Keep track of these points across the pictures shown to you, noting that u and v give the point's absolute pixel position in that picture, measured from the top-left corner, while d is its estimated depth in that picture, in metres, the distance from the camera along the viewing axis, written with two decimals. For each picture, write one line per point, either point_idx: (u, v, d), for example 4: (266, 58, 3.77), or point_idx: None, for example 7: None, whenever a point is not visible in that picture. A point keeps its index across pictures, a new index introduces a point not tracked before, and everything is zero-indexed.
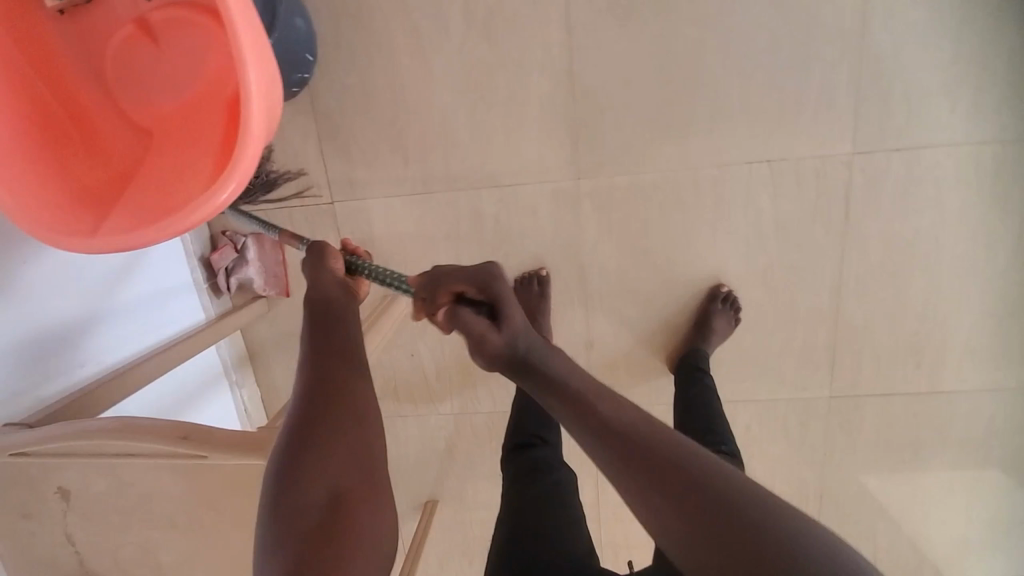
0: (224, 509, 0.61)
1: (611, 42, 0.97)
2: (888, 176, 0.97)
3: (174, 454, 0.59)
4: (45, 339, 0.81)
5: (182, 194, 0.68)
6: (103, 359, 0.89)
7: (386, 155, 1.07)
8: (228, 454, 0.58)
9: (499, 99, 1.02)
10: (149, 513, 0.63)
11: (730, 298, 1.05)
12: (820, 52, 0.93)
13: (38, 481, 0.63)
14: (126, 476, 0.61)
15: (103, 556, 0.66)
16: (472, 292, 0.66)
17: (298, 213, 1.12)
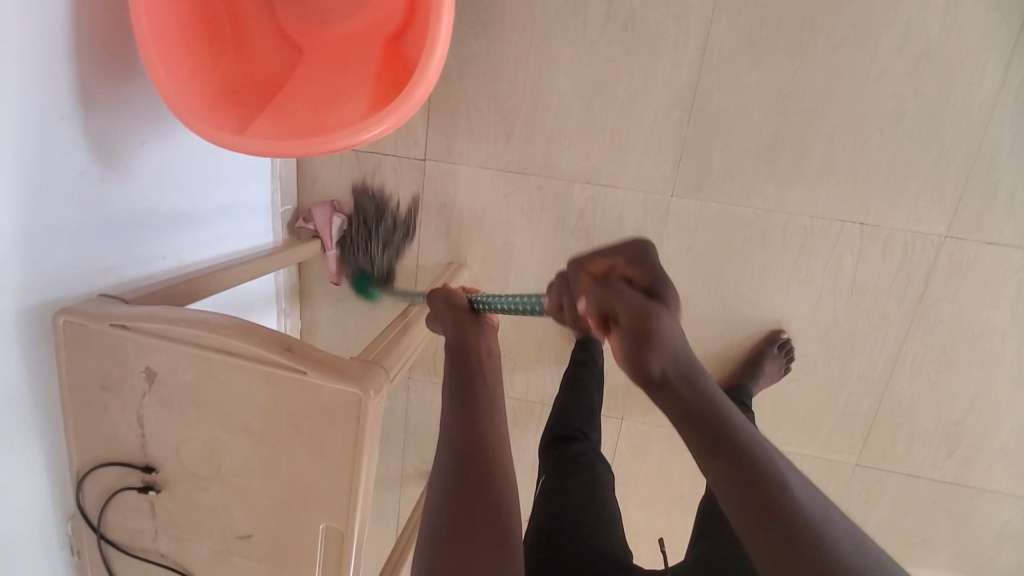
0: (303, 430, 0.61)
1: (742, 73, 0.99)
2: (975, 266, 0.98)
3: (274, 363, 0.59)
4: (145, 224, 0.82)
5: (333, 119, 0.71)
6: (183, 259, 0.90)
7: (490, 126, 1.08)
8: (328, 379, 0.58)
9: (617, 99, 1.03)
10: (225, 416, 0.63)
11: (786, 346, 1.06)
12: (940, 131, 0.95)
13: (130, 356, 0.63)
14: (218, 373, 0.61)
15: (167, 446, 0.66)
16: (621, 268, 0.56)
17: (387, 162, 1.12)
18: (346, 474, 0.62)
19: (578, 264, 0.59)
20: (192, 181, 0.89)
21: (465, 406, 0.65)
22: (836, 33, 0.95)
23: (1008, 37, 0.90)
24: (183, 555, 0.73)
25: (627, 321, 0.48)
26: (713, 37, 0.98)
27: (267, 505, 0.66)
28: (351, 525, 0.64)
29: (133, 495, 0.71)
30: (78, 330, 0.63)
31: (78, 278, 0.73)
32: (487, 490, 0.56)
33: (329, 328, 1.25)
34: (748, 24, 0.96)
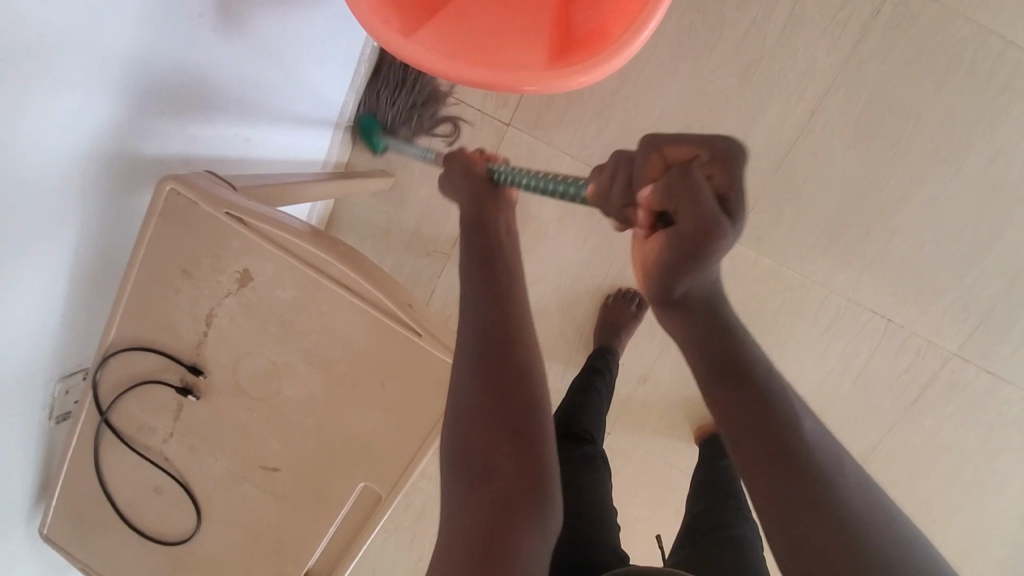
0: (390, 388, 0.62)
1: (838, 148, 1.02)
2: (966, 388, 1.07)
3: (392, 317, 0.60)
4: (231, 103, 0.75)
5: (502, 61, 0.67)
6: (250, 150, 0.84)
7: (585, 115, 1.06)
8: (441, 351, 0.59)
9: (715, 132, 1.04)
10: (311, 349, 0.62)
11: None
12: (986, 261, 1.02)
13: (228, 253, 0.59)
14: (322, 303, 0.60)
15: (228, 353, 0.63)
16: (704, 165, 0.43)
17: (467, 115, 1.08)
18: (414, 441, 0.64)
19: (651, 143, 0.45)
20: (287, 69, 0.83)
21: (489, 333, 0.53)
22: (933, 141, 0.99)
23: None
24: (192, 465, 0.69)
25: (679, 241, 0.43)
26: (825, 105, 1.00)
27: (315, 447, 0.66)
28: (395, 493, 0.65)
29: (162, 390, 0.66)
30: (181, 204, 0.57)
31: (148, 142, 0.66)
32: (512, 444, 0.48)
33: None
34: (861, 104, 0.99)
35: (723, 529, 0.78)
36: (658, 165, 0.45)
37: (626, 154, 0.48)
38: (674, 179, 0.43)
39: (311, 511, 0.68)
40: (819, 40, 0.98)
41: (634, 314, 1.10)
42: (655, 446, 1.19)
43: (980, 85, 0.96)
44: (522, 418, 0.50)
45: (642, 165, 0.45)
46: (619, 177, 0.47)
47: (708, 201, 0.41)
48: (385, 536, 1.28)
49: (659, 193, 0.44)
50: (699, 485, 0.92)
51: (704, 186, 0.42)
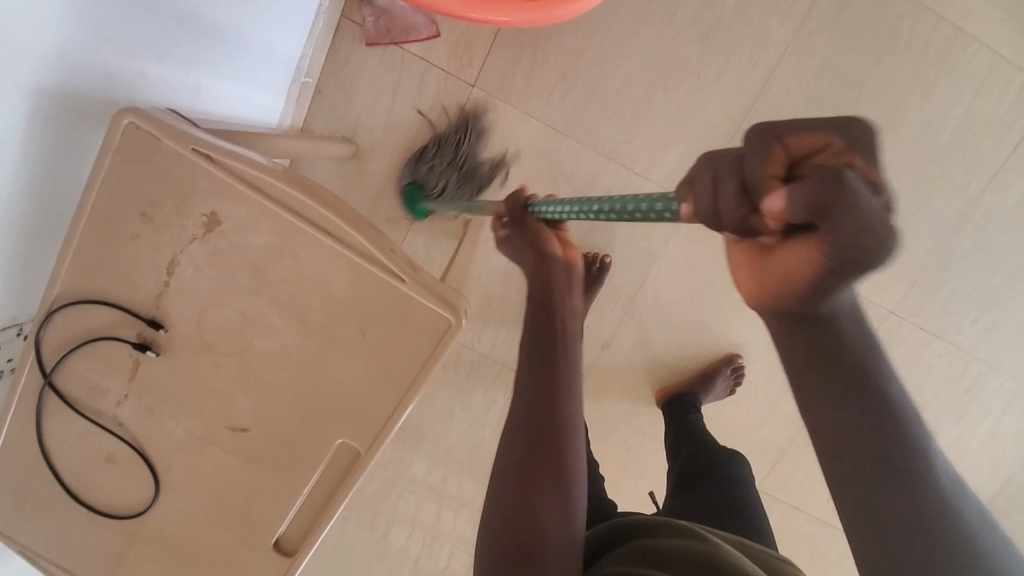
0: (372, 339, 0.61)
1: (789, 114, 1.06)
2: (902, 342, 1.15)
3: (374, 263, 0.59)
4: (188, 44, 0.70)
5: None
6: (198, 99, 0.78)
7: (550, 79, 1.05)
8: (427, 299, 0.59)
9: (675, 98, 1.06)
10: (286, 298, 0.60)
11: (738, 370, 1.16)
12: (922, 223, 1.09)
13: (194, 196, 0.56)
14: (298, 249, 0.58)
15: (193, 304, 0.60)
16: (841, 155, 0.32)
17: (431, 75, 1.05)
18: (397, 391, 0.62)
19: (769, 131, 0.34)
20: (246, 16, 0.77)
21: (539, 414, 0.64)
22: (875, 109, 1.05)
23: (996, 163, 1.06)
24: (149, 430, 0.64)
25: (829, 267, 0.34)
26: (778, 73, 1.04)
27: (290, 404, 0.63)
28: (375, 448, 0.64)
29: (115, 347, 0.61)
30: (142, 139, 0.54)
31: (101, 79, 0.61)
32: (550, 502, 0.59)
33: None
34: (810, 73, 1.04)
35: (712, 473, 0.88)
36: (780, 161, 0.33)
37: (725, 155, 0.36)
38: (813, 189, 0.31)
39: (284, 473, 0.65)
40: (773, 10, 1.02)
41: (594, 277, 1.09)
42: (619, 409, 1.21)
43: (918, 57, 1.03)
44: (552, 476, 0.61)
45: (758, 163, 0.33)
46: (727, 183, 0.35)
47: (879, 210, 0.31)
48: (346, 515, 1.25)
49: (791, 204, 0.32)
50: (677, 458, 0.98)
51: (866, 191, 0.30)
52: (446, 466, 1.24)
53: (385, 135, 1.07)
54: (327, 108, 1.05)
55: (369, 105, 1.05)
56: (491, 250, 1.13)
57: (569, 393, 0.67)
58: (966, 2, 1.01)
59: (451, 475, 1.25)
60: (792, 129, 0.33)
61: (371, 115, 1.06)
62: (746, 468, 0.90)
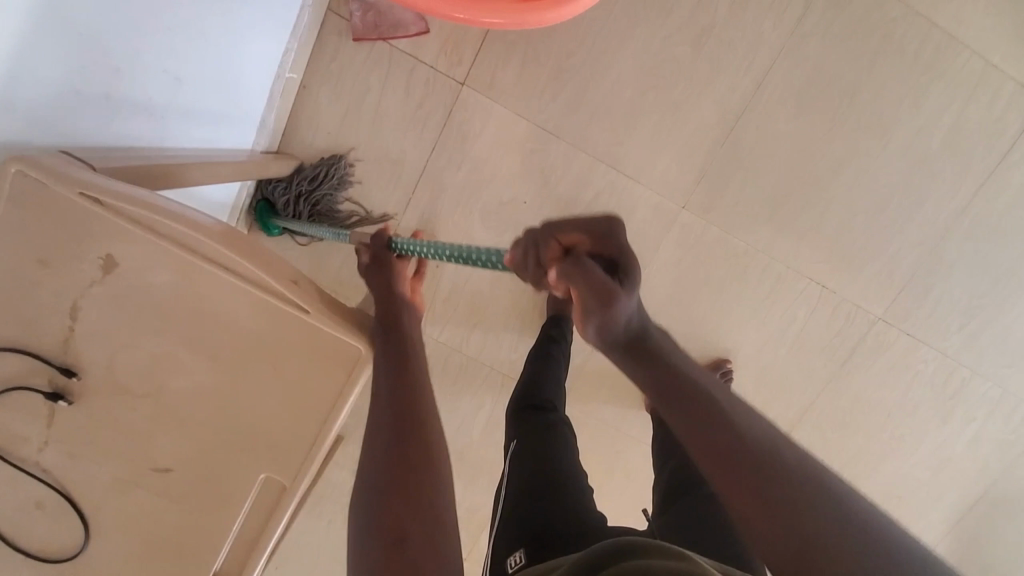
0: (284, 371, 0.58)
1: (781, 119, 1.05)
2: (889, 348, 1.16)
3: (276, 294, 0.56)
4: (146, 72, 0.67)
5: None
6: (162, 141, 0.76)
7: (541, 78, 1.03)
8: (333, 325, 0.57)
9: (668, 100, 1.04)
10: (189, 335, 0.57)
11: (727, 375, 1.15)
12: (910, 229, 1.10)
13: (87, 238, 0.54)
14: (201, 287, 0.56)
15: (148, 320, 0.57)
16: (593, 241, 0.49)
17: (419, 72, 1.02)
18: (313, 421, 0.59)
19: (550, 230, 0.51)
20: (214, 54, 0.75)
21: (398, 396, 0.55)
22: (866, 115, 1.05)
23: (984, 170, 1.07)
24: (66, 477, 0.60)
25: (595, 313, 0.47)
26: (771, 76, 1.03)
27: (211, 439, 0.60)
28: (299, 480, 0.60)
29: (25, 396, 0.57)
30: (30, 187, 0.52)
31: (42, 108, 0.57)
32: (416, 492, 0.49)
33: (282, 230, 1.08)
34: (802, 78, 1.03)
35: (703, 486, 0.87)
36: (555, 251, 0.50)
37: (532, 235, 0.54)
38: (568, 263, 0.48)
39: (213, 510, 0.61)
40: (766, 14, 1.01)
41: None
42: (607, 414, 1.20)
43: (909, 64, 1.03)
44: (418, 463, 0.51)
45: (542, 251, 0.51)
46: (530, 258, 0.53)
47: (602, 278, 0.46)
48: (330, 520, 1.23)
49: (558, 277, 0.50)
50: (663, 467, 0.96)
51: (593, 266, 0.47)
52: None
53: (369, 135, 1.04)
54: (310, 105, 1.02)
55: (354, 102, 1.03)
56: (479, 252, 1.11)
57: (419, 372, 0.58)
58: (958, 10, 1.01)
59: None
60: (561, 228, 0.51)
61: (355, 113, 1.03)
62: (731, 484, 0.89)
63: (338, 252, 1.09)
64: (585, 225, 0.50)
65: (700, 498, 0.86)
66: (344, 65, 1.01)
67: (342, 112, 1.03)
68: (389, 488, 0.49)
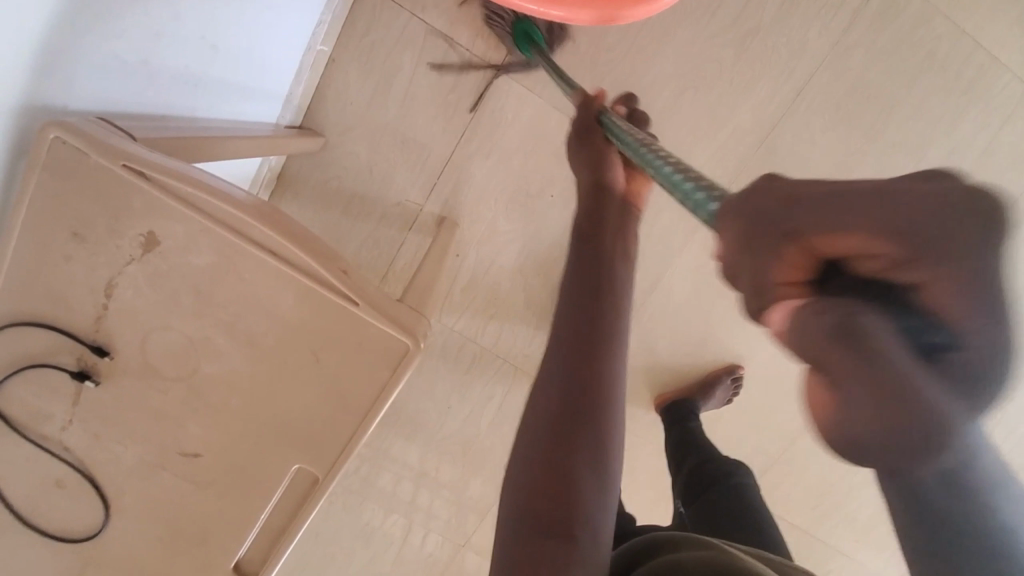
0: (325, 365, 0.53)
1: (818, 129, 1.04)
2: None
3: (323, 284, 0.51)
4: (179, 30, 0.62)
5: None
6: (194, 110, 0.73)
7: (579, 70, 1.01)
8: (382, 321, 0.51)
9: (706, 102, 1.02)
10: (226, 321, 0.52)
11: (737, 380, 1.15)
12: None
13: (126, 212, 0.49)
14: (241, 271, 0.51)
15: (186, 304, 0.52)
16: (897, 269, 0.27)
17: (454, 55, 0.99)
18: (355, 416, 0.55)
19: (785, 229, 0.30)
20: (247, 21, 0.72)
21: (578, 360, 0.57)
22: (903, 131, 1.04)
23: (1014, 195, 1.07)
24: (92, 460, 0.56)
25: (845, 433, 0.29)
26: (811, 85, 1.02)
27: (242, 430, 0.55)
28: (333, 475, 0.56)
29: (50, 374, 0.53)
30: (70, 157, 0.46)
31: (80, 68, 0.52)
32: (583, 470, 0.53)
33: (302, 207, 1.05)
34: (843, 88, 1.02)
35: (723, 482, 0.88)
36: (801, 261, 0.30)
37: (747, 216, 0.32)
38: (826, 328, 0.28)
39: (239, 502, 0.57)
40: (814, 21, 0.99)
41: None
42: None
43: (950, 84, 1.01)
44: (582, 436, 0.54)
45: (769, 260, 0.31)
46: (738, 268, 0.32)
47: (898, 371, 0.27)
48: (332, 500, 1.23)
49: (794, 325, 0.30)
50: (682, 472, 0.96)
51: (891, 337, 0.27)
52: (439, 458, 1.22)
53: (399, 114, 1.01)
54: (340, 80, 0.98)
55: (387, 79, 0.99)
56: (501, 243, 1.09)
57: (616, 323, 0.60)
58: (1004, 32, 1.00)
59: (443, 468, 1.23)
60: (797, 213, 0.30)
61: (388, 90, 1.00)
62: (748, 473, 0.90)
63: (357, 232, 1.07)
64: (832, 196, 0.29)
65: (722, 495, 0.86)
66: (379, 41, 0.97)
67: (374, 88, 0.99)
68: (553, 458, 0.53)
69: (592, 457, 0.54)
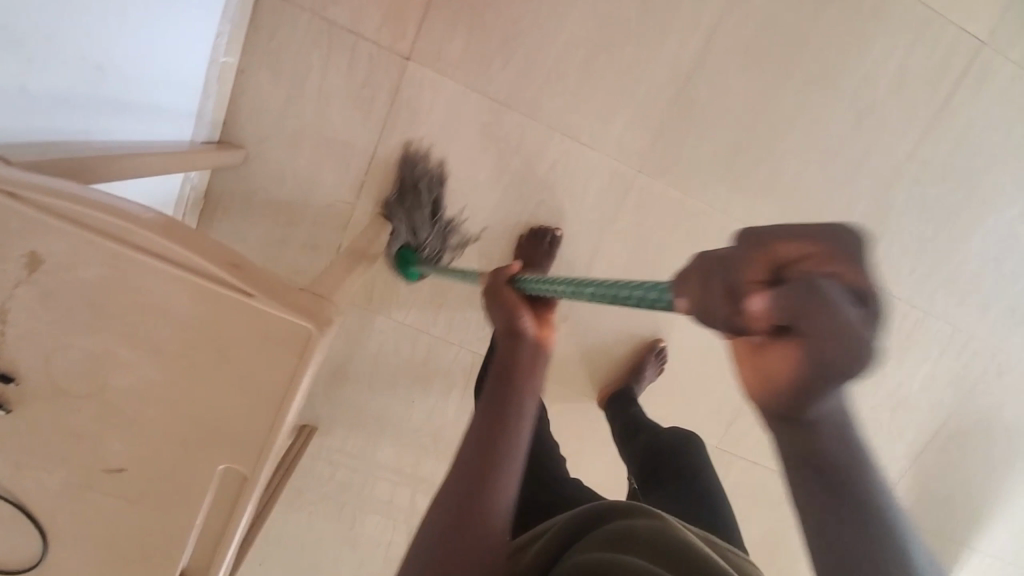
0: (232, 360, 0.53)
1: (732, 75, 1.05)
2: None
3: (215, 280, 0.51)
4: (73, 54, 0.62)
5: None
6: (89, 133, 0.71)
7: (488, 48, 1.01)
8: (279, 308, 0.52)
9: (619, 64, 1.03)
10: (126, 331, 0.52)
11: (661, 352, 1.19)
12: (858, 180, 1.13)
13: (7, 236, 0.48)
14: (133, 279, 0.51)
15: (85, 321, 0.51)
16: (816, 260, 0.31)
17: (362, 48, 0.98)
18: (269, 408, 0.55)
19: (754, 235, 0.33)
20: (139, 36, 0.71)
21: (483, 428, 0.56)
22: (813, 67, 1.06)
23: (929, 115, 1.09)
24: (19, 492, 0.55)
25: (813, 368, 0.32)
26: (719, 33, 1.03)
27: (162, 439, 0.55)
28: (260, 469, 0.57)
29: None
30: None
31: None
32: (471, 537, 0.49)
33: (235, 221, 1.05)
34: (750, 32, 1.03)
35: (676, 453, 0.96)
36: (762, 266, 0.32)
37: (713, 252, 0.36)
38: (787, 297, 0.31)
39: (173, 512, 0.58)
40: None
41: (547, 253, 1.07)
42: (576, 381, 1.23)
43: (853, 14, 1.03)
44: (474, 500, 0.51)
45: (745, 264, 0.33)
46: (715, 284, 0.34)
47: (846, 323, 0.30)
48: (313, 506, 1.26)
49: (777, 308, 0.31)
50: (638, 455, 1.00)
51: (845, 304, 0.30)
52: (410, 452, 1.24)
53: (316, 116, 1.01)
54: (252, 89, 0.98)
55: (298, 82, 0.99)
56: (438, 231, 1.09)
57: (519, 431, 0.57)
58: None
59: (416, 461, 1.24)
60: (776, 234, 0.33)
61: (301, 93, 0.99)
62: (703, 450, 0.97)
63: (293, 240, 1.07)
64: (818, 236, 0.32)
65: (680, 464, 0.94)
66: (284, 44, 0.97)
67: (287, 93, 0.99)
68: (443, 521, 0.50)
69: (479, 520, 0.50)
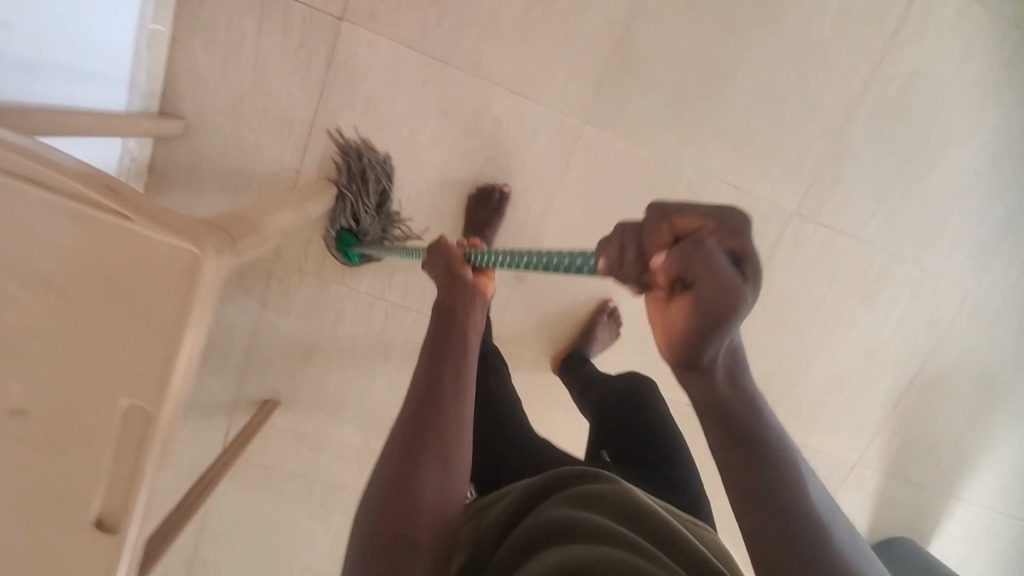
0: (118, 289, 0.53)
1: (671, 20, 1.04)
2: (808, 244, 1.17)
3: (90, 204, 0.51)
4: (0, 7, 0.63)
5: None
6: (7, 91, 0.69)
7: (421, 4, 1.00)
8: (156, 231, 0.51)
9: (555, 13, 1.02)
10: (15, 262, 0.52)
11: (614, 314, 1.18)
12: (811, 121, 1.10)
13: None
14: (13, 208, 0.51)
15: None
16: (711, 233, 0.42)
17: (294, 11, 0.98)
18: (163, 338, 0.54)
19: (661, 210, 0.43)
20: None
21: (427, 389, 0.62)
22: (754, 6, 1.04)
23: (878, 49, 1.07)
24: None
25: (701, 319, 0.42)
26: None
27: (60, 379, 0.56)
28: (164, 404, 0.56)
29: None
30: None
31: None
32: (427, 492, 0.55)
33: (181, 195, 1.06)
34: None
35: (631, 405, 0.93)
36: (667, 236, 0.43)
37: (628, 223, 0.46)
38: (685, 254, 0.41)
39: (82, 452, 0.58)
40: None
41: (498, 209, 1.07)
42: (539, 342, 1.21)
43: None
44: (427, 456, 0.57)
45: (652, 232, 0.43)
46: (628, 250, 0.45)
47: (728, 276, 0.40)
48: (284, 483, 1.25)
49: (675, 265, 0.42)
50: (592, 411, 0.99)
51: (720, 258, 0.41)
52: (377, 423, 1.23)
53: (253, 82, 1.01)
54: (187, 58, 0.98)
55: (233, 48, 0.99)
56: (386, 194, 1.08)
57: (460, 388, 0.63)
58: None
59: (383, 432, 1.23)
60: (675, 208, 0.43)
61: (237, 60, 0.99)
62: (656, 401, 0.94)
63: None
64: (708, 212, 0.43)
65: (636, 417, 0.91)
66: (215, 11, 0.97)
67: (222, 60, 0.99)
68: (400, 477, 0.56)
69: (437, 474, 0.56)
